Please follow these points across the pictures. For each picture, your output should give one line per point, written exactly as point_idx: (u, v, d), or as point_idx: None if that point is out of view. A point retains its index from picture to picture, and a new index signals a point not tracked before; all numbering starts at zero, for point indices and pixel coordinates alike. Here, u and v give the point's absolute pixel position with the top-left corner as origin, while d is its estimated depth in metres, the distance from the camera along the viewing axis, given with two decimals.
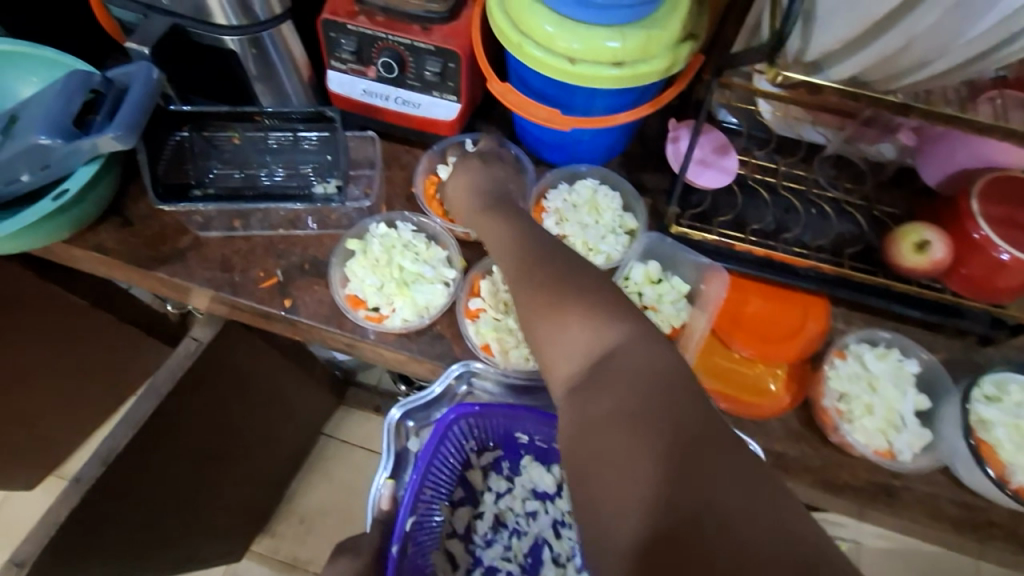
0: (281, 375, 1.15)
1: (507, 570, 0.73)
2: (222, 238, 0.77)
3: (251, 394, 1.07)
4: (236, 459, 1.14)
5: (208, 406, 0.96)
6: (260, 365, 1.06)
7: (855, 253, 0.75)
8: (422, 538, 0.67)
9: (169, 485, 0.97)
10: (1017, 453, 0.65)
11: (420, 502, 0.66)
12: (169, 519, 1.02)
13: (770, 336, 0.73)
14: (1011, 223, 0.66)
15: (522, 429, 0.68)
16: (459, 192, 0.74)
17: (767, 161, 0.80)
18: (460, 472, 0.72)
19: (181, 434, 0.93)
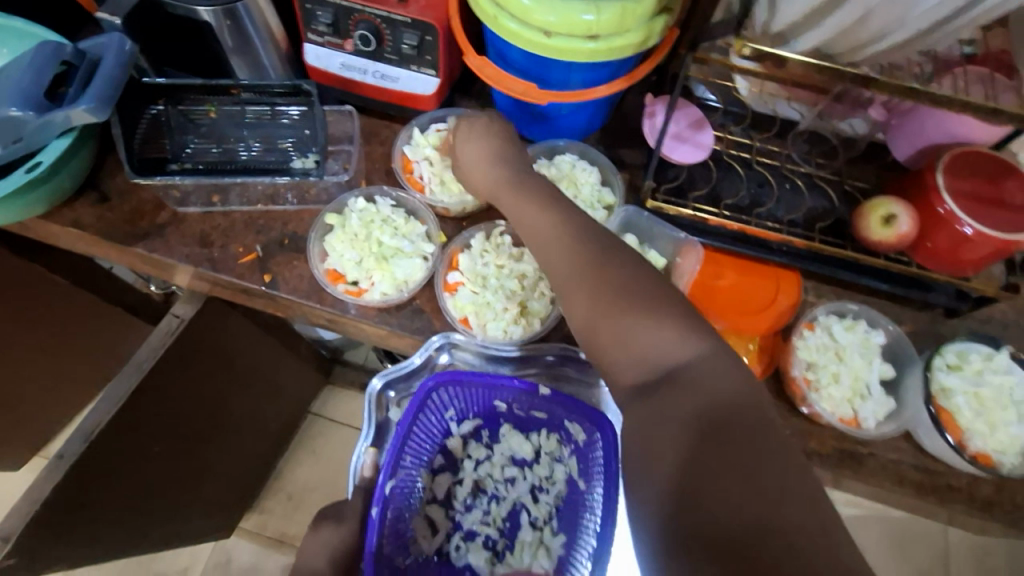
0: (266, 353, 1.15)
1: (485, 534, 0.74)
2: (200, 213, 0.76)
3: (238, 372, 1.08)
4: (220, 438, 1.14)
5: (193, 383, 0.96)
6: (246, 343, 1.07)
7: (825, 227, 0.77)
8: (402, 503, 0.68)
9: (151, 463, 0.98)
10: (975, 419, 0.68)
11: (400, 468, 0.66)
12: (156, 494, 1.03)
13: (746, 308, 0.74)
14: (974, 197, 0.68)
15: (500, 397, 0.69)
16: (473, 164, 0.66)
17: (742, 136, 0.82)
18: (441, 439, 0.72)
19: (165, 411, 0.94)
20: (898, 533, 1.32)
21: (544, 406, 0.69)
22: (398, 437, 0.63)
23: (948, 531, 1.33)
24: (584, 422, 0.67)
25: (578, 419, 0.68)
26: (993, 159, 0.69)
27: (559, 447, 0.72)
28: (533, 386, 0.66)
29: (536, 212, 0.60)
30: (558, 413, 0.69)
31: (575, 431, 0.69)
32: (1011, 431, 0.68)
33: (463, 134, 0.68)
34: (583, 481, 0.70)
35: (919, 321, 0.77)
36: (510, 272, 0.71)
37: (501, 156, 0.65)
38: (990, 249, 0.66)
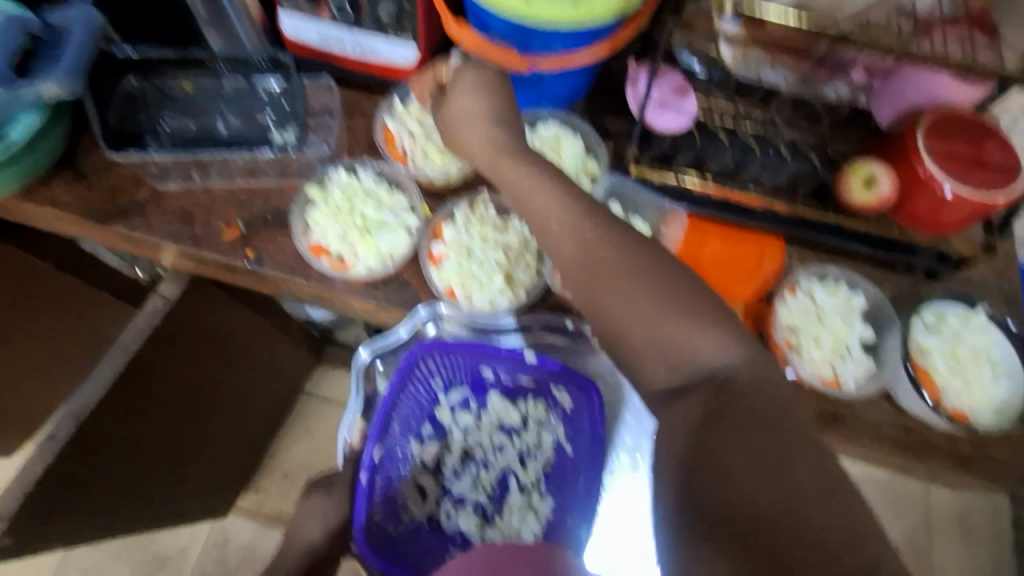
0: (256, 334, 1.15)
1: (475, 500, 0.72)
2: (181, 190, 0.75)
3: (230, 353, 1.08)
4: (213, 419, 1.14)
5: (184, 364, 0.96)
6: (236, 324, 1.06)
7: (808, 191, 0.78)
8: (390, 471, 0.70)
9: (143, 443, 0.98)
10: (952, 377, 0.70)
11: (389, 433, 0.69)
12: (151, 473, 1.04)
13: (731, 274, 0.75)
14: (954, 159, 0.68)
15: (487, 365, 0.71)
16: (470, 119, 0.63)
17: (726, 102, 0.82)
18: (428, 409, 0.72)
19: (157, 391, 0.94)
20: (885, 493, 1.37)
21: (531, 373, 0.71)
22: (389, 394, 0.69)
23: (931, 491, 1.37)
24: (570, 388, 0.71)
25: (564, 383, 0.71)
26: (973, 121, 0.69)
27: (547, 414, 0.72)
28: (518, 352, 0.70)
29: (541, 185, 0.58)
30: (545, 379, 0.71)
31: (561, 397, 0.71)
32: (987, 388, 0.69)
33: (456, 84, 0.65)
34: (571, 447, 0.71)
35: (902, 285, 0.78)
36: (494, 244, 0.71)
37: (496, 116, 0.62)
38: (970, 210, 0.67)
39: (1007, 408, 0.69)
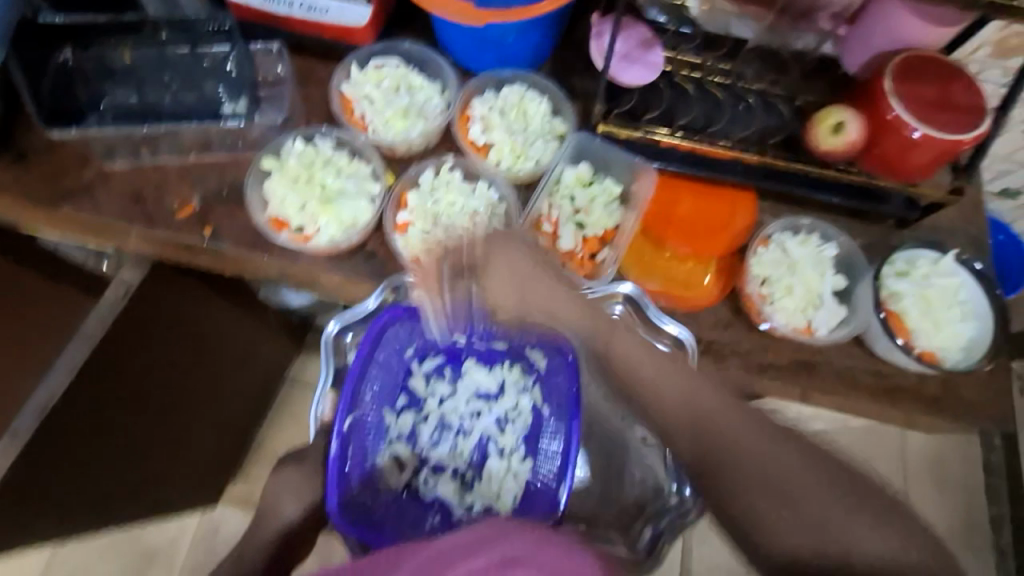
0: (234, 325, 1.09)
1: (453, 467, 0.73)
2: (129, 167, 0.72)
3: (207, 346, 1.04)
4: (194, 413, 1.10)
5: (154, 355, 0.92)
6: (212, 314, 1.02)
7: (778, 142, 0.76)
8: (365, 441, 0.69)
9: (117, 437, 0.95)
10: (923, 320, 0.71)
11: (361, 398, 0.68)
12: (130, 468, 1.01)
13: (704, 230, 0.75)
14: (921, 102, 0.68)
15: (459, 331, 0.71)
16: (508, 283, 0.64)
17: (693, 56, 0.79)
18: (403, 377, 0.73)
19: (130, 384, 0.91)
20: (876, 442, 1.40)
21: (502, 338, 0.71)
22: (360, 361, 0.66)
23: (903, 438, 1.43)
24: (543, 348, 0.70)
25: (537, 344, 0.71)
26: (938, 63, 0.68)
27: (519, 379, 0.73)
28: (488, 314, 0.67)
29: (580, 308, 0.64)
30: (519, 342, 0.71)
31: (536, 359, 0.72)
32: (953, 328, 0.71)
33: (481, 258, 0.65)
34: (547, 410, 0.72)
35: (871, 234, 0.78)
36: (461, 208, 0.71)
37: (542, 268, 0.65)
38: (937, 153, 0.67)
39: (973, 347, 0.70)
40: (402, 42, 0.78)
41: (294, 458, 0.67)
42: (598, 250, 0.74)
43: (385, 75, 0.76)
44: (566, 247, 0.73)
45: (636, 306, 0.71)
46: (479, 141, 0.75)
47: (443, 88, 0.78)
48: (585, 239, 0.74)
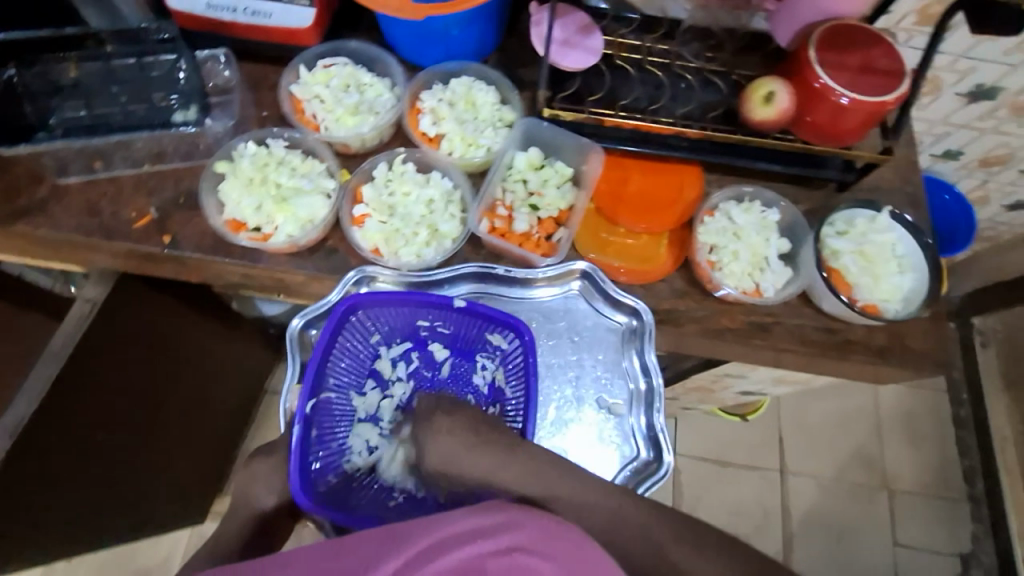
0: (209, 336, 1.09)
1: None
2: (83, 182, 0.73)
3: (180, 361, 1.03)
4: (172, 427, 1.09)
5: (128, 370, 0.91)
6: (186, 326, 1.02)
7: (717, 116, 0.79)
8: (329, 423, 0.71)
9: (94, 459, 0.93)
10: (862, 275, 0.75)
11: (323, 389, 0.70)
12: (112, 488, 1.00)
13: (651, 205, 0.78)
14: (842, 68, 0.71)
15: (420, 317, 0.73)
16: (458, 458, 0.56)
17: (633, 39, 0.83)
18: (369, 364, 0.75)
19: (106, 401, 0.90)
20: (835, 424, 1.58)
21: (463, 324, 0.73)
22: (316, 357, 0.67)
23: (858, 419, 1.59)
24: (502, 328, 0.72)
25: (496, 326, 0.72)
26: (856, 31, 0.73)
27: (483, 358, 0.76)
28: (446, 299, 0.70)
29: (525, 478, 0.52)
30: (479, 322, 0.72)
31: (497, 341, 0.73)
32: (892, 281, 0.75)
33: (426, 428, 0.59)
34: (510, 389, 0.73)
35: (814, 199, 0.82)
36: (416, 198, 0.74)
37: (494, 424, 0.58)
38: (864, 115, 0.70)
39: (913, 297, 0.74)
40: (349, 41, 0.80)
41: (265, 451, 0.69)
42: (554, 231, 0.76)
43: (333, 75, 0.78)
44: (522, 229, 0.74)
45: (594, 283, 0.75)
46: (431, 132, 0.77)
47: (392, 85, 0.80)
48: (541, 220, 0.76)
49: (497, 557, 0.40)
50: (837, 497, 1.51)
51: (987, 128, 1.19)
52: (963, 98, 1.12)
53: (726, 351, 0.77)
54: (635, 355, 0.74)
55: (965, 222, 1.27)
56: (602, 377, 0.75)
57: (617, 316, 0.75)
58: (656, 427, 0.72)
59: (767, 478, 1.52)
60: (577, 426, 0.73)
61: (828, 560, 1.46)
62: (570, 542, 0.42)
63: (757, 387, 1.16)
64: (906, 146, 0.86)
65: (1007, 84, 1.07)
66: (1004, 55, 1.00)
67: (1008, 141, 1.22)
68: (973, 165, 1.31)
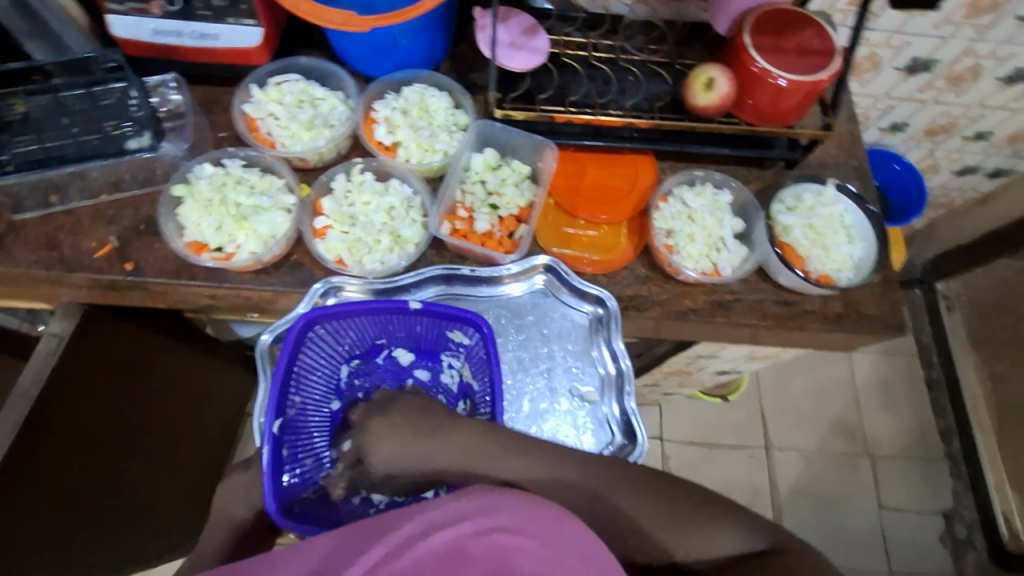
0: (185, 363, 1.08)
1: None
2: (39, 217, 0.72)
3: (155, 388, 1.01)
4: (152, 458, 1.07)
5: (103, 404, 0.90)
6: (160, 354, 1.00)
7: (665, 105, 0.81)
8: (300, 437, 0.73)
9: (73, 497, 0.90)
10: (813, 247, 0.78)
11: (288, 407, 0.71)
12: (97, 526, 0.98)
13: (607, 198, 0.80)
14: (777, 52, 0.74)
15: (380, 326, 0.76)
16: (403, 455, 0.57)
17: (579, 37, 0.85)
18: (335, 383, 0.78)
19: (83, 436, 0.87)
20: (814, 397, 1.63)
21: (423, 326, 0.76)
22: (277, 372, 0.67)
23: (835, 391, 1.64)
24: (463, 327, 0.74)
25: (456, 325, 0.74)
26: (787, 16, 0.76)
27: (449, 357, 0.79)
28: (403, 302, 0.71)
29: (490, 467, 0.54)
30: (441, 325, 0.75)
31: (458, 338, 0.75)
32: (843, 251, 0.78)
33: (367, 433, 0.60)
34: (476, 383, 0.76)
35: (766, 178, 0.84)
36: (376, 206, 0.75)
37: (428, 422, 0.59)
38: (802, 94, 0.73)
39: (863, 265, 0.78)
40: (300, 57, 0.81)
41: (242, 467, 0.70)
42: (515, 228, 0.78)
43: (286, 91, 0.78)
44: (483, 229, 0.76)
45: (557, 276, 0.77)
46: (387, 141, 0.78)
47: (345, 97, 0.81)
48: (501, 219, 0.78)
49: (478, 537, 0.40)
50: (822, 467, 1.55)
51: (928, 99, 1.24)
52: (902, 72, 1.16)
53: (692, 331, 0.79)
54: (603, 343, 0.76)
55: (917, 191, 1.32)
56: (573, 366, 0.77)
57: (583, 306, 0.77)
58: (628, 411, 0.74)
59: (754, 455, 1.56)
60: (553, 417, 0.75)
61: (818, 529, 1.49)
62: (551, 520, 0.41)
63: (730, 366, 1.19)
64: (848, 122, 0.90)
65: (941, 55, 1.12)
66: (935, 29, 1.05)
67: (949, 111, 1.27)
68: (920, 136, 1.36)
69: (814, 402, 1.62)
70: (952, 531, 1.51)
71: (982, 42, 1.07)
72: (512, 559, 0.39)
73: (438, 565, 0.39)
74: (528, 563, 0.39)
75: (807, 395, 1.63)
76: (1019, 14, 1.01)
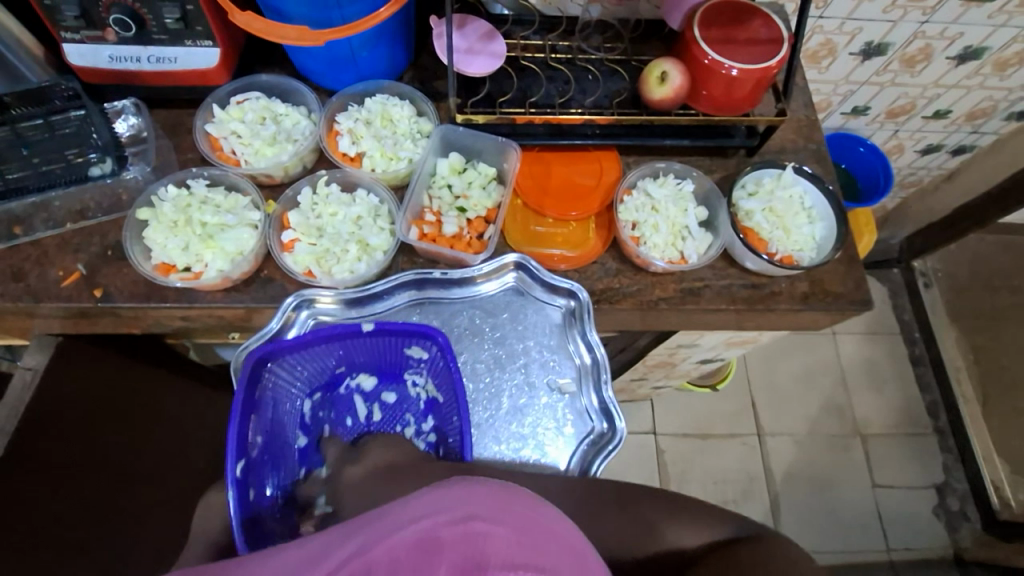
0: (170, 391, 1.06)
1: None
2: (5, 249, 0.72)
3: (144, 416, 1.00)
4: (165, 484, 1.04)
5: (89, 437, 0.87)
6: (140, 382, 0.99)
7: (624, 101, 0.83)
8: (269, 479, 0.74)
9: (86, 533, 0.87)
10: (775, 229, 0.80)
11: (251, 447, 0.72)
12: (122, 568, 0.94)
13: (575, 194, 0.82)
14: (726, 44, 0.76)
15: (340, 355, 0.76)
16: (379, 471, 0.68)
17: (536, 40, 0.87)
18: (300, 418, 0.80)
19: (75, 471, 0.85)
20: (796, 382, 1.65)
21: (380, 346, 0.76)
22: (235, 415, 0.66)
23: (818, 372, 1.66)
24: (420, 343, 0.74)
25: (413, 341, 0.74)
26: (733, 9, 0.78)
27: (414, 375, 0.79)
28: (353, 326, 0.71)
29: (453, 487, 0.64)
30: (398, 345, 0.75)
31: (417, 353, 0.76)
32: (804, 232, 0.81)
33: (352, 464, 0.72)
34: (442, 395, 0.76)
35: (728, 166, 0.86)
36: (343, 217, 0.76)
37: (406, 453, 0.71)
38: (754, 82, 0.75)
39: (824, 244, 0.80)
40: (261, 75, 0.82)
41: None
42: (484, 229, 0.78)
43: (248, 109, 0.79)
44: (451, 232, 0.77)
45: (529, 273, 0.78)
46: (351, 152, 0.79)
47: (308, 112, 0.82)
48: (469, 221, 0.79)
49: (452, 525, 0.40)
50: (813, 450, 1.57)
51: (886, 82, 1.27)
52: (857, 57, 1.19)
53: (667, 320, 0.80)
54: (578, 336, 0.77)
55: (882, 170, 1.35)
56: (548, 360, 0.77)
57: (555, 300, 0.78)
58: (606, 399, 0.75)
59: (746, 442, 1.57)
60: (533, 412, 0.76)
61: (814, 512, 1.51)
62: (525, 511, 0.42)
63: (714, 354, 1.20)
64: (805, 107, 0.92)
65: (893, 39, 1.15)
66: (883, 13, 1.08)
67: (907, 92, 1.30)
68: (881, 118, 1.39)
69: (798, 388, 1.64)
70: (945, 503, 1.53)
71: (930, 23, 1.11)
72: (485, 546, 0.39)
73: (412, 555, 0.39)
74: (501, 551, 0.39)
75: (791, 380, 1.65)
76: None
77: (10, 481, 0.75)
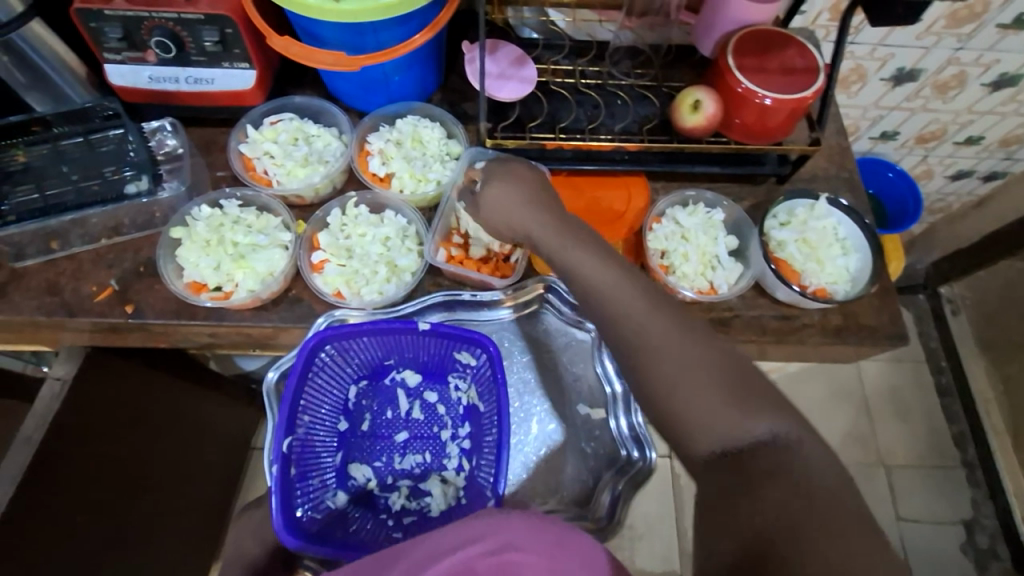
0: (194, 402, 1.06)
1: (407, 484, 0.80)
2: (41, 263, 0.73)
3: (166, 427, 0.99)
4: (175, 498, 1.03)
5: (110, 448, 0.87)
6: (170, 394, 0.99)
7: (654, 127, 0.82)
8: (301, 457, 0.74)
9: (97, 543, 0.87)
10: (808, 261, 0.78)
11: (297, 426, 0.73)
12: None
13: (602, 220, 0.81)
14: (760, 72, 0.75)
15: (392, 348, 0.78)
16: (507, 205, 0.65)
17: (567, 65, 0.87)
18: (343, 403, 0.81)
19: (95, 483, 0.85)
20: (819, 405, 1.61)
21: (431, 347, 0.78)
22: (291, 392, 0.69)
23: (844, 398, 1.62)
24: (471, 348, 0.76)
25: (463, 347, 0.77)
26: (767, 36, 0.77)
27: (457, 378, 0.81)
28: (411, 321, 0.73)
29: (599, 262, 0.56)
30: (450, 345, 0.77)
31: (466, 359, 0.78)
32: (838, 264, 0.79)
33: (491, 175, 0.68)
34: (483, 403, 0.80)
35: (758, 194, 0.85)
36: (372, 238, 0.76)
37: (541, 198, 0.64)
38: (788, 112, 0.74)
39: (859, 277, 0.78)
40: (294, 97, 0.83)
41: None
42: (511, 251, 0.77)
43: (280, 130, 0.80)
44: (480, 254, 0.76)
45: (558, 296, 0.77)
46: (381, 172, 0.80)
47: (340, 133, 0.83)
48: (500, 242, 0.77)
49: (486, 557, 0.41)
50: None
51: (916, 107, 1.25)
52: (887, 83, 1.18)
53: None
54: (606, 359, 0.78)
55: (912, 197, 1.32)
56: (573, 386, 0.80)
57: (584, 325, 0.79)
58: (636, 425, 0.77)
59: None
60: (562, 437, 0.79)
61: None
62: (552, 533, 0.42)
63: None
64: (836, 135, 0.91)
65: (925, 65, 1.13)
66: (917, 40, 1.07)
67: (939, 117, 1.28)
68: (911, 143, 1.37)
69: (822, 415, 1.60)
70: (973, 540, 1.48)
71: (964, 50, 1.09)
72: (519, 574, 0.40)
73: None
74: None
75: (815, 405, 1.61)
76: (999, 22, 1.03)
77: (33, 490, 0.76)
